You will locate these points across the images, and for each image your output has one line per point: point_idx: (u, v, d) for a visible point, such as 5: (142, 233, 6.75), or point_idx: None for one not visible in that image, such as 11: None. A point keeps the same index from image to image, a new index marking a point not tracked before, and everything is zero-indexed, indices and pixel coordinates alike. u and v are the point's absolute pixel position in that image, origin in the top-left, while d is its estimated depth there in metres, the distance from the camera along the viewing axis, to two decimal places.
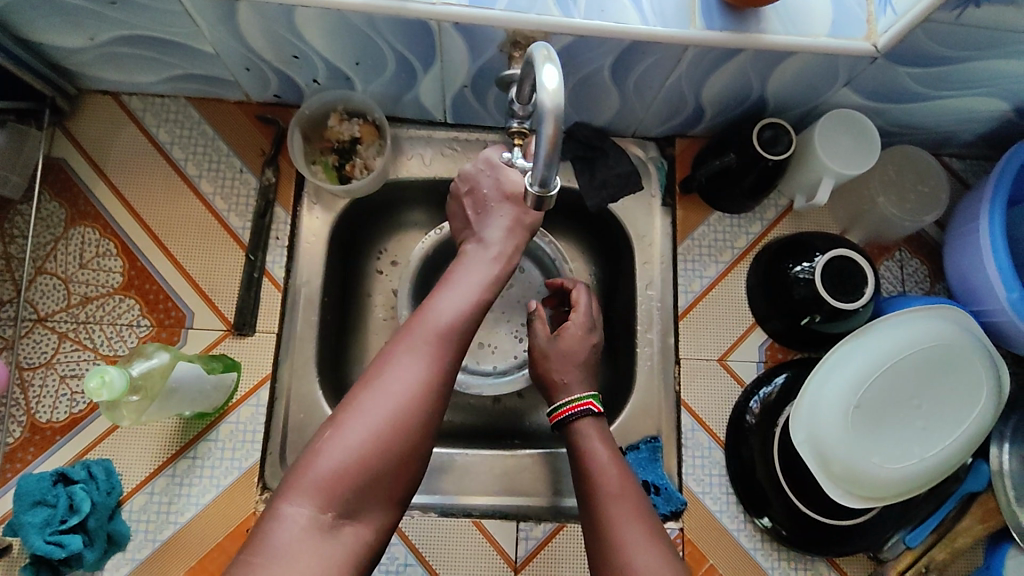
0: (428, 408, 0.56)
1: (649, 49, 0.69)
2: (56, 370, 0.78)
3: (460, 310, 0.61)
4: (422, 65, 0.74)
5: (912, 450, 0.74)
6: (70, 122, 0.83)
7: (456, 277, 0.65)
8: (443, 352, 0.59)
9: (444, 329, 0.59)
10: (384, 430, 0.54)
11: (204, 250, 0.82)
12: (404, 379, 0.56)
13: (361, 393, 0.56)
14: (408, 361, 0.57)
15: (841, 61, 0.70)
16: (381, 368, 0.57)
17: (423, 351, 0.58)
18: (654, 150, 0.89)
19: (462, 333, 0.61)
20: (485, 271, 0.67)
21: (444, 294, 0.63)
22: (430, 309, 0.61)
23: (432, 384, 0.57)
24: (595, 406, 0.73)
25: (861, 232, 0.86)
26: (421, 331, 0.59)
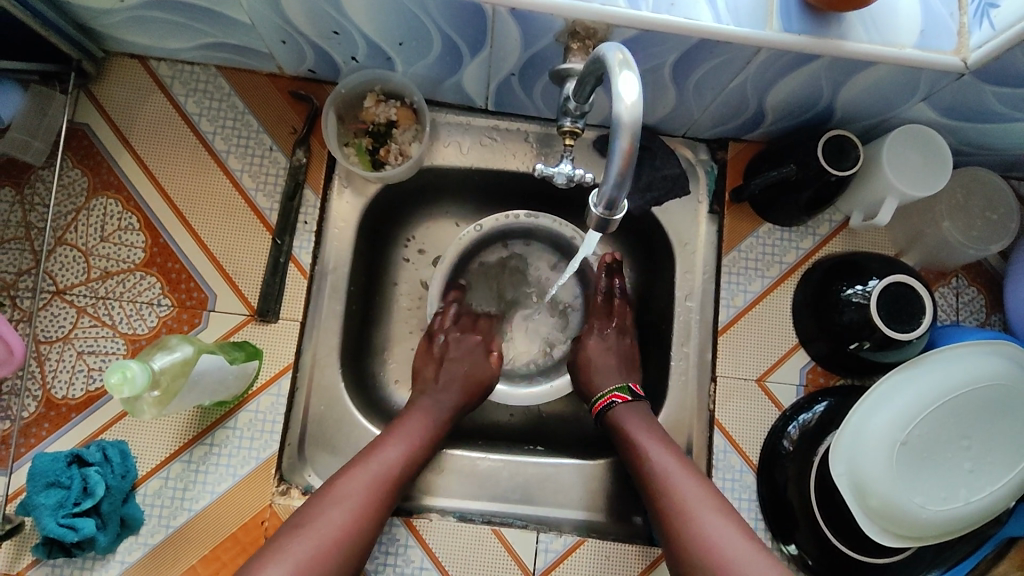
0: (346, 553, 0.62)
1: (717, 48, 0.63)
2: (73, 345, 0.75)
3: (353, 505, 0.65)
4: (471, 50, 0.69)
5: (955, 491, 0.70)
6: (96, 85, 0.80)
7: (367, 463, 0.69)
8: (325, 548, 0.61)
9: (331, 530, 0.62)
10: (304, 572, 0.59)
11: (230, 231, 0.78)
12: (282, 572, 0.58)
13: (293, 534, 0.61)
14: (292, 554, 0.59)
15: (926, 76, 0.64)
16: (272, 552, 0.60)
17: (308, 546, 0.60)
18: (704, 153, 0.85)
19: (350, 529, 0.63)
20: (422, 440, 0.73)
21: (350, 484, 0.66)
22: (328, 500, 0.65)
23: (352, 532, 0.63)
24: (622, 394, 0.77)
25: (918, 255, 0.81)
26: (323, 515, 0.63)
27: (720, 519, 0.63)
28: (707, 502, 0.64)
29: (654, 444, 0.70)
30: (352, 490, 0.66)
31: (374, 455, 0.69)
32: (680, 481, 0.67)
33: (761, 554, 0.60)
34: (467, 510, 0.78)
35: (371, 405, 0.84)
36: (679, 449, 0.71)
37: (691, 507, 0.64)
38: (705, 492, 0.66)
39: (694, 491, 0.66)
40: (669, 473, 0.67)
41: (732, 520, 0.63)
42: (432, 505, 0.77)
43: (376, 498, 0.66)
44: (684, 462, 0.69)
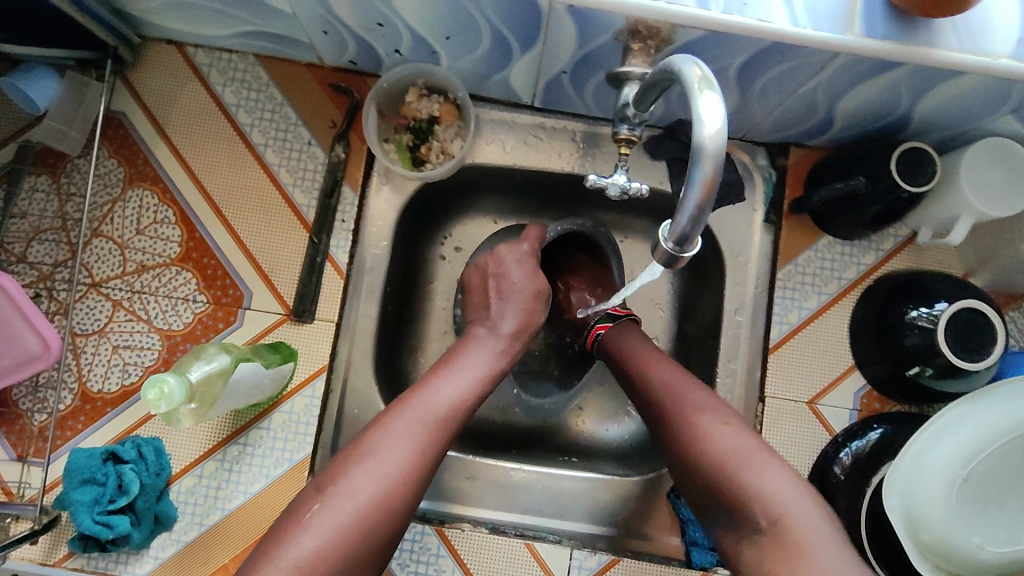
0: (411, 490, 0.58)
1: (792, 51, 0.58)
2: (109, 339, 0.75)
3: (413, 442, 0.59)
4: (521, 46, 0.65)
5: (1019, 534, 0.66)
6: (132, 72, 0.77)
7: (430, 395, 0.63)
8: (385, 490, 0.57)
9: (392, 469, 0.57)
10: (369, 510, 0.55)
11: (266, 228, 0.76)
12: (345, 516, 0.54)
13: (352, 466, 0.57)
14: (354, 492, 0.56)
15: (1020, 88, 0.59)
16: (331, 488, 0.56)
17: (369, 486, 0.56)
18: (763, 158, 0.80)
19: (413, 469, 0.58)
20: (488, 361, 0.68)
21: (411, 417, 0.60)
22: (389, 433, 0.59)
23: (417, 466, 0.59)
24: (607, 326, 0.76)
25: (988, 276, 0.76)
26: (384, 450, 0.58)
27: (711, 411, 0.62)
28: (706, 407, 0.63)
29: (659, 364, 0.69)
30: (411, 422, 0.60)
31: (438, 386, 0.63)
32: (681, 392, 0.65)
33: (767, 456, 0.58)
34: (500, 521, 0.76)
35: None
36: (691, 375, 0.68)
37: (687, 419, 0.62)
38: (714, 406, 0.63)
39: (699, 408, 0.63)
40: (668, 387, 0.66)
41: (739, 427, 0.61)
42: (464, 514, 0.76)
43: (439, 434, 0.61)
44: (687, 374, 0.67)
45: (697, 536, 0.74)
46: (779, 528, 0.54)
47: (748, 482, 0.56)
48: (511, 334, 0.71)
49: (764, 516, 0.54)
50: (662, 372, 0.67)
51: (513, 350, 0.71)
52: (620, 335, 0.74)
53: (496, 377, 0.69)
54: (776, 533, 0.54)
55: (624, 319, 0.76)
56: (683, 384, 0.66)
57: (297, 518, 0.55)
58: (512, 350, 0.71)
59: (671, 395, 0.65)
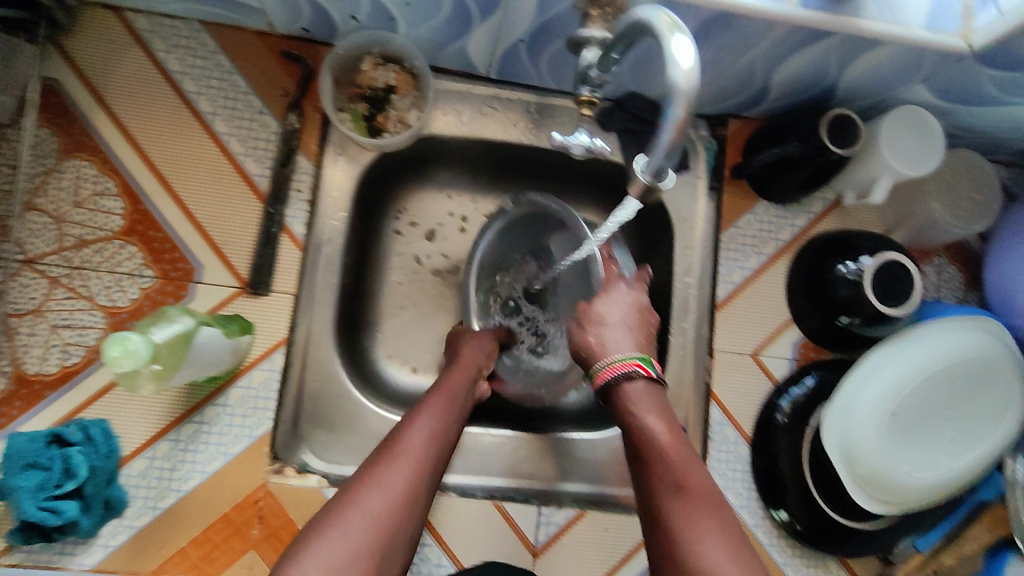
0: (412, 515, 0.55)
1: (735, 21, 0.63)
2: (46, 319, 0.70)
3: (419, 449, 0.58)
4: (480, 13, 0.67)
5: (939, 460, 0.74)
6: (65, 37, 0.73)
7: (419, 419, 0.61)
8: (394, 509, 0.53)
9: (410, 474, 0.56)
10: (378, 531, 0.51)
11: (217, 199, 0.74)
12: (359, 532, 0.50)
13: (356, 490, 0.53)
14: (363, 511, 0.52)
15: (931, 57, 0.66)
16: (343, 504, 0.52)
17: (391, 492, 0.54)
18: (705, 130, 0.85)
19: (417, 488, 0.56)
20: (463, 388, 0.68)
21: (404, 444, 0.58)
22: (389, 457, 0.56)
23: (416, 489, 0.56)
24: (644, 367, 0.63)
25: (904, 234, 0.84)
26: (391, 470, 0.55)
27: (708, 523, 0.52)
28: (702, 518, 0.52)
29: (649, 413, 0.60)
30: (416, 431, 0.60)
31: (425, 411, 0.62)
32: (677, 480, 0.54)
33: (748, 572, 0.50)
34: (469, 486, 0.76)
35: (366, 380, 0.82)
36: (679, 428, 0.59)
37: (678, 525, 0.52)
38: (708, 513, 0.52)
39: (694, 507, 0.53)
40: (667, 464, 0.56)
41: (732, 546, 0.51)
42: None
43: (438, 448, 0.60)
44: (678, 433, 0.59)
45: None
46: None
47: None
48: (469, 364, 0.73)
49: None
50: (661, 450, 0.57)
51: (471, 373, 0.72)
52: (637, 403, 0.60)
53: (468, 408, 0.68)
54: None
55: (648, 378, 0.62)
56: (673, 453, 0.57)
57: (318, 528, 0.51)
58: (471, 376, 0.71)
59: (659, 477, 0.56)
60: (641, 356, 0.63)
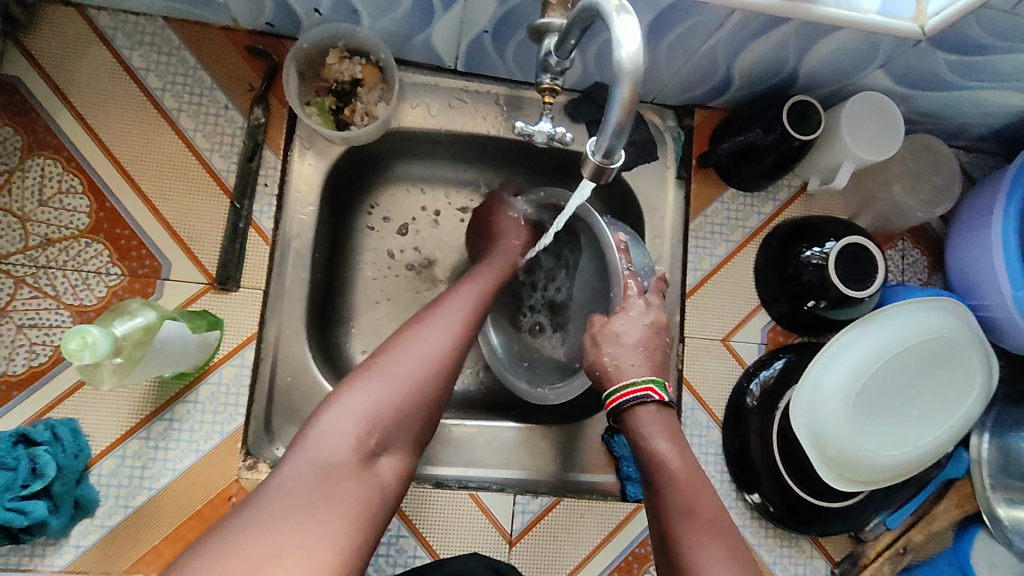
0: (443, 376, 0.64)
1: (694, 8, 0.64)
2: (11, 319, 0.69)
3: (443, 331, 0.66)
4: (443, 4, 0.67)
5: (905, 438, 0.76)
6: (26, 34, 0.72)
7: (446, 305, 0.69)
8: (422, 372, 0.62)
9: (433, 346, 0.64)
10: (405, 382, 0.60)
11: (185, 196, 0.74)
12: (383, 387, 0.59)
13: (385, 354, 0.62)
14: (391, 370, 0.61)
15: (886, 41, 0.67)
16: (371, 366, 0.61)
17: (411, 360, 0.62)
18: (672, 119, 0.86)
19: (446, 353, 0.64)
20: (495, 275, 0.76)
21: (436, 319, 0.67)
22: (415, 329, 0.65)
23: (448, 355, 0.64)
24: (657, 392, 0.67)
25: (869, 219, 0.86)
26: (414, 339, 0.64)
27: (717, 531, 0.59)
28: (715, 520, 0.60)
29: (656, 432, 0.65)
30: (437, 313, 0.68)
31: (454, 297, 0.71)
32: (688, 490, 0.61)
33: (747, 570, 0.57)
34: (443, 476, 0.77)
35: (340, 375, 0.82)
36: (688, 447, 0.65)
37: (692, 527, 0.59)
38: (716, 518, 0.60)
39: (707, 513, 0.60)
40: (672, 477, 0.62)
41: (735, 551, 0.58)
42: None
43: (464, 330, 0.67)
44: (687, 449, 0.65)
45: (631, 470, 0.79)
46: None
47: None
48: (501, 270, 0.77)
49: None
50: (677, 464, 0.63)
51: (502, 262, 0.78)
52: (648, 433, 0.65)
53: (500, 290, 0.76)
54: None
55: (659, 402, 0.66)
56: (688, 469, 0.63)
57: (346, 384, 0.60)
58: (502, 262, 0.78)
59: (671, 487, 0.62)
60: (655, 381, 0.67)
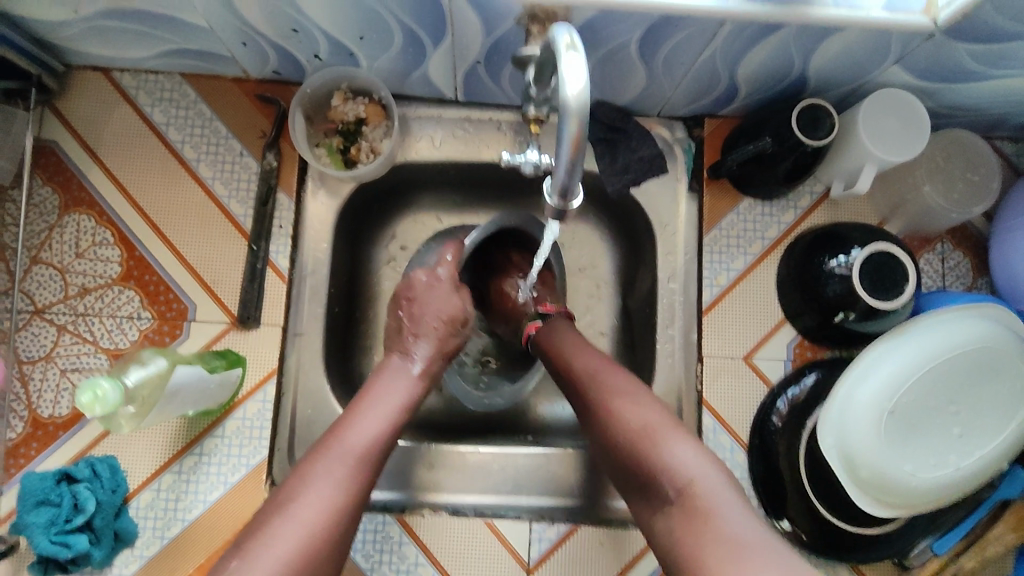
0: (337, 538, 0.56)
1: (682, 23, 0.62)
2: (56, 364, 0.75)
3: (335, 487, 0.57)
4: (432, 40, 0.68)
5: (947, 459, 0.71)
6: (60, 101, 0.79)
7: (348, 434, 0.62)
8: (311, 540, 0.54)
9: (315, 521, 0.55)
10: (291, 564, 0.53)
11: (206, 240, 0.78)
12: (264, 572, 0.51)
13: (272, 519, 0.55)
14: (274, 546, 0.53)
15: (896, 37, 0.63)
16: (255, 539, 0.54)
17: (291, 540, 0.53)
18: (681, 131, 0.84)
19: (342, 507, 0.57)
20: (404, 390, 0.68)
21: (333, 453, 0.59)
22: (310, 479, 0.58)
23: (342, 509, 0.57)
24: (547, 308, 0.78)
25: (900, 223, 0.81)
26: (305, 495, 0.56)
27: (627, 391, 0.63)
28: (617, 383, 0.64)
29: (564, 334, 0.73)
30: (335, 461, 0.59)
31: (354, 423, 0.63)
32: (591, 370, 0.66)
33: (662, 418, 0.60)
34: (459, 503, 0.77)
35: None
36: (593, 344, 0.71)
37: (602, 393, 0.64)
38: (626, 386, 0.64)
39: (611, 380, 0.65)
40: (583, 364, 0.67)
41: (649, 404, 0.62)
42: (425, 500, 0.77)
43: (363, 472, 0.60)
44: (592, 345, 0.70)
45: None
46: (687, 500, 0.54)
47: (658, 458, 0.57)
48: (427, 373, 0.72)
49: (671, 486, 0.55)
50: (580, 354, 0.69)
51: (431, 374, 0.72)
52: (552, 330, 0.74)
53: (413, 406, 0.68)
54: (685, 502, 0.54)
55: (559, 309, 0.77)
56: (592, 355, 0.68)
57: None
58: (430, 374, 0.72)
59: (582, 372, 0.67)
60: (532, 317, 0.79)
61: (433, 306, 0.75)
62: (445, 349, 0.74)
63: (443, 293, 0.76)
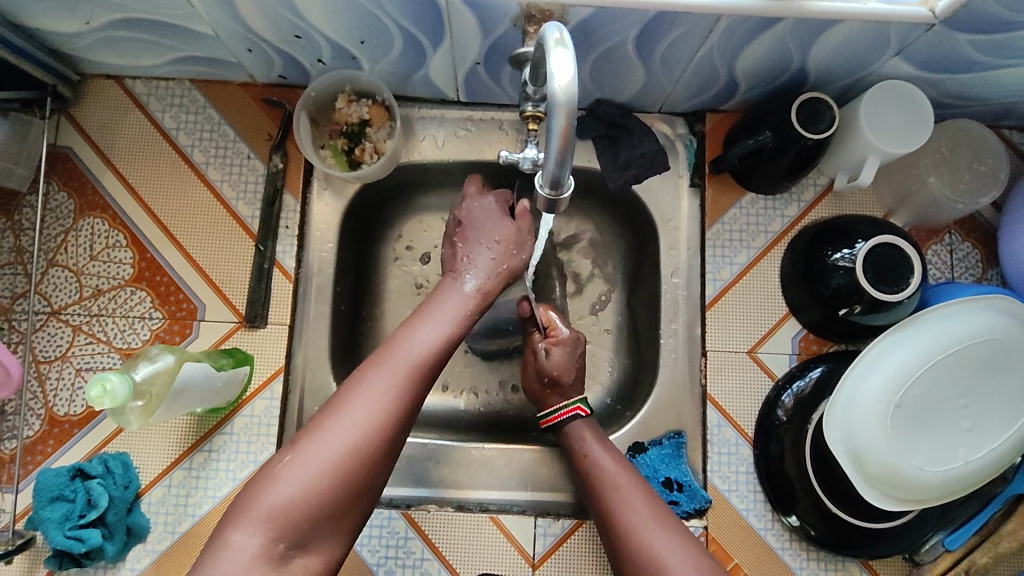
0: (391, 438, 0.57)
1: (678, 19, 0.63)
2: (71, 363, 0.77)
3: (390, 391, 0.58)
4: (432, 43, 0.69)
5: (956, 452, 0.70)
6: (75, 108, 0.81)
7: (405, 342, 0.61)
8: (365, 437, 0.55)
9: (367, 423, 0.56)
10: (343, 460, 0.54)
11: (215, 241, 0.80)
12: (317, 467, 0.53)
13: (327, 416, 0.56)
14: (327, 443, 0.54)
15: (894, 29, 0.63)
16: (308, 435, 0.55)
17: (344, 438, 0.54)
18: (682, 127, 0.84)
19: (397, 408, 0.57)
20: (461, 308, 0.68)
21: (389, 359, 0.60)
22: (365, 382, 0.58)
23: (396, 410, 0.57)
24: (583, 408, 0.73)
25: (907, 215, 0.80)
26: (359, 395, 0.57)
27: (658, 525, 0.61)
28: (649, 514, 0.62)
29: (598, 450, 0.69)
30: (389, 370, 0.59)
31: (412, 333, 0.63)
32: (628, 496, 0.65)
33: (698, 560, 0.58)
34: (465, 498, 0.78)
35: None
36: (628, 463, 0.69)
37: (634, 527, 0.62)
38: (661, 515, 0.62)
39: (640, 510, 0.63)
40: (617, 490, 0.65)
41: (681, 537, 0.60)
42: (430, 496, 0.78)
43: (418, 378, 0.60)
44: (627, 466, 0.68)
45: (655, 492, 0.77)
46: None
47: None
48: (480, 292, 0.71)
49: None
50: (613, 475, 0.67)
51: (486, 294, 0.72)
52: (580, 440, 0.71)
53: (470, 322, 0.68)
54: None
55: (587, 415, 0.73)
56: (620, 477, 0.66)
57: (275, 466, 0.54)
58: (485, 294, 0.72)
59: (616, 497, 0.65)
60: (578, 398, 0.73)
61: (485, 226, 0.77)
62: (501, 266, 0.74)
63: (496, 216, 0.77)
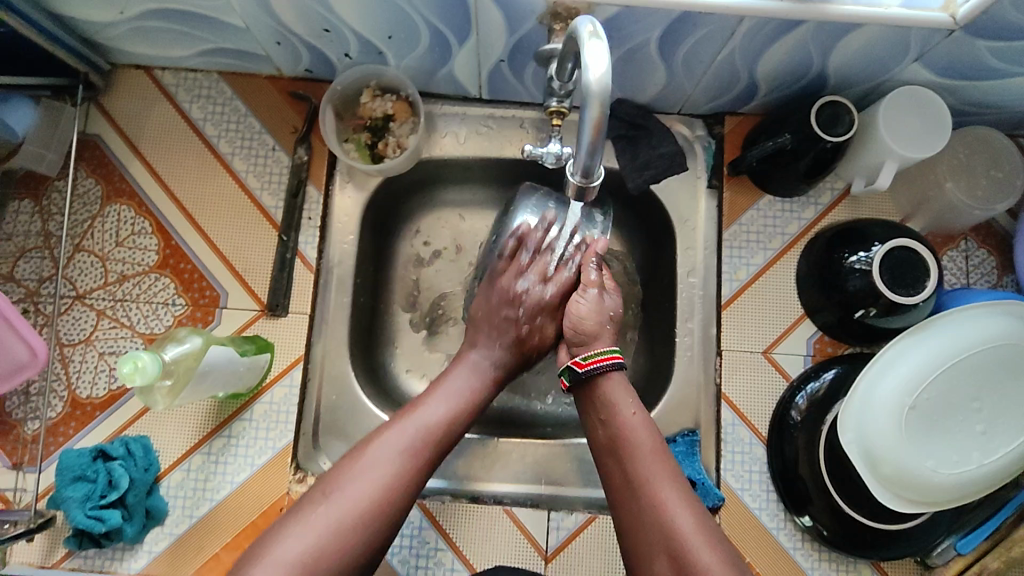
0: (401, 496, 0.60)
1: (702, 20, 0.64)
2: (95, 347, 0.78)
3: (404, 452, 0.61)
4: (458, 39, 0.70)
5: (969, 455, 0.70)
6: (105, 97, 0.83)
7: (420, 410, 0.66)
8: (377, 493, 0.59)
9: (380, 480, 0.59)
10: (354, 514, 0.57)
11: (238, 230, 0.81)
12: (330, 520, 0.56)
13: (340, 473, 0.60)
14: (341, 497, 0.58)
15: (915, 34, 0.64)
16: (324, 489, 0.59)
17: (358, 495, 0.58)
18: (701, 129, 0.85)
19: (407, 469, 0.61)
20: (475, 376, 0.72)
21: (403, 424, 0.64)
22: (379, 442, 0.62)
23: (407, 472, 0.61)
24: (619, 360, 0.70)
25: (924, 220, 0.81)
26: (372, 454, 0.61)
27: (674, 491, 0.60)
28: (665, 481, 0.61)
29: (626, 410, 0.66)
30: (401, 433, 0.63)
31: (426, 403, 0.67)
32: (648, 468, 0.62)
33: (710, 536, 0.58)
34: (480, 491, 0.79)
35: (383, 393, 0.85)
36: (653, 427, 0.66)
37: (655, 499, 0.60)
38: (678, 482, 0.61)
39: (659, 476, 0.61)
40: (638, 456, 0.63)
41: (693, 507, 0.60)
42: (444, 487, 0.79)
43: (430, 445, 0.63)
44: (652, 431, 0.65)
45: None
46: None
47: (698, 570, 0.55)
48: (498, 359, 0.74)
49: None
50: (636, 443, 0.64)
51: (505, 362, 0.74)
52: (609, 399, 0.67)
53: (484, 395, 0.72)
54: None
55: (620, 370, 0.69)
56: (647, 447, 0.63)
57: (290, 517, 0.57)
58: (504, 363, 0.74)
59: (638, 467, 0.62)
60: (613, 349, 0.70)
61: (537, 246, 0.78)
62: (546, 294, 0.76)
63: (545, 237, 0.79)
